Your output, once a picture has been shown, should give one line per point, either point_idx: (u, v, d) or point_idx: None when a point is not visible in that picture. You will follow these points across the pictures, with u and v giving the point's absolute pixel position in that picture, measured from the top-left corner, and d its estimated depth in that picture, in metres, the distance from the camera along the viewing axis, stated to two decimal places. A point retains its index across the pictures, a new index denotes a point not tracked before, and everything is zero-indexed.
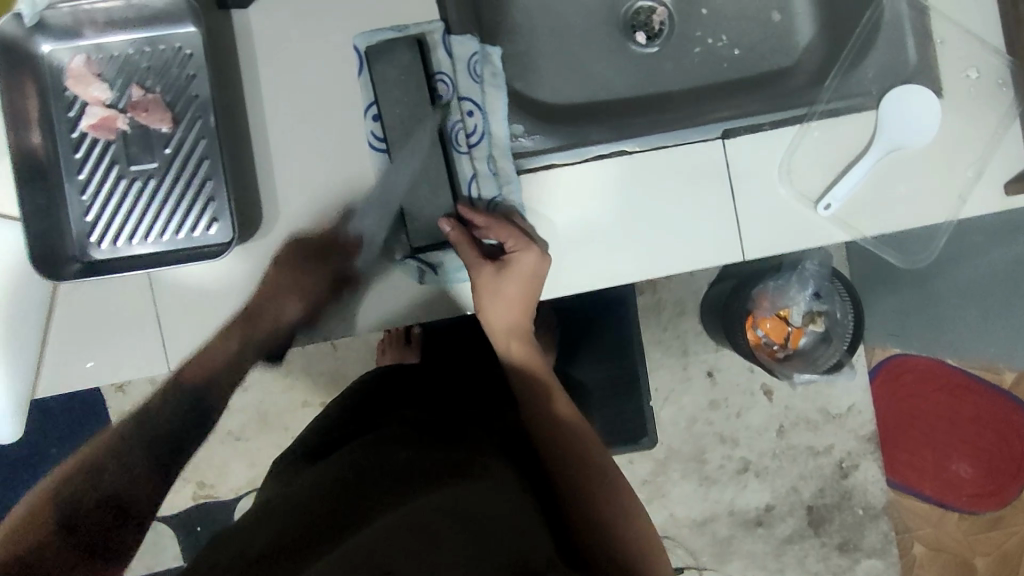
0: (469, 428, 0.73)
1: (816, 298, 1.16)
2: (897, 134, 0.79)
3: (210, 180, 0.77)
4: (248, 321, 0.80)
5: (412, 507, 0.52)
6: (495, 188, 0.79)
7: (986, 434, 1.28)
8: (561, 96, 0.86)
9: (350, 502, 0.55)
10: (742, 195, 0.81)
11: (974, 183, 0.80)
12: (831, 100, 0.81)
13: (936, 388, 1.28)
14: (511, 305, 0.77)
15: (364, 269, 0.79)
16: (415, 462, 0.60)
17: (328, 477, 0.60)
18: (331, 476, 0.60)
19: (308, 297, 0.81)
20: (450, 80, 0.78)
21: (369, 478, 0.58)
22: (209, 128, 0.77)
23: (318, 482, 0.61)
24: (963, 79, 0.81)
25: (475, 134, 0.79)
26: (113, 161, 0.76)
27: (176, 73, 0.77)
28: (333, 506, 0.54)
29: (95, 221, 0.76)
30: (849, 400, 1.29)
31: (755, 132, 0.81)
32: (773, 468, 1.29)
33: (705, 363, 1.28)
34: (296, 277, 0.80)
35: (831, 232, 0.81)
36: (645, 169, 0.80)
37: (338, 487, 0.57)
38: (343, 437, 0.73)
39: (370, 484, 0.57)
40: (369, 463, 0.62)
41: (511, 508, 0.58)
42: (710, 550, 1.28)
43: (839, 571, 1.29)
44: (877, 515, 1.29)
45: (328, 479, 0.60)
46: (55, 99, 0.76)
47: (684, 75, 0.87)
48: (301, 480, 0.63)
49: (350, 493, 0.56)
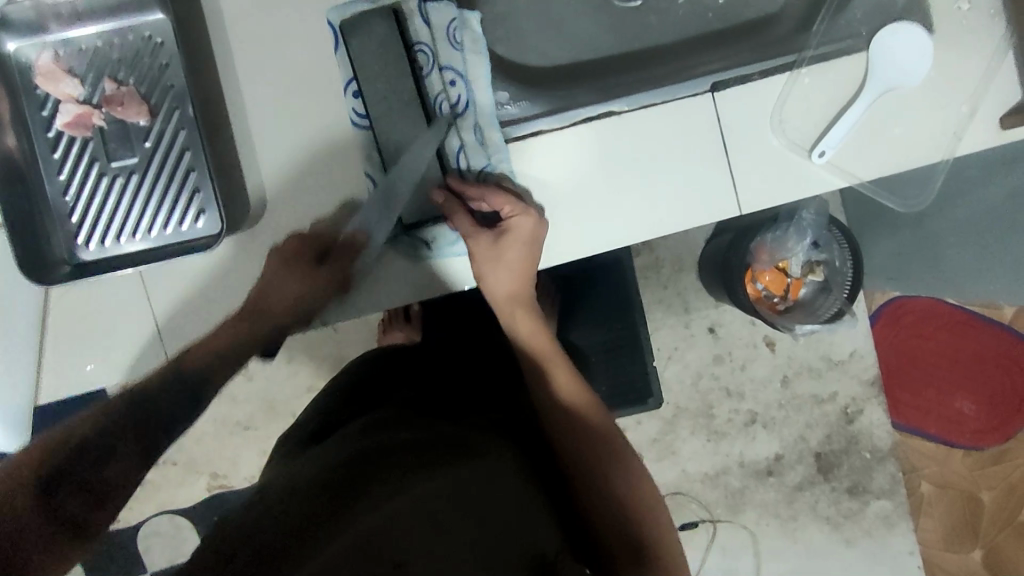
0: (466, 410, 0.71)
1: (814, 248, 1.16)
2: (890, 74, 0.78)
3: (193, 172, 0.75)
4: (256, 317, 0.74)
5: (420, 497, 0.51)
6: (484, 158, 0.77)
7: (988, 369, 1.30)
8: (544, 57, 0.82)
9: (366, 475, 0.54)
10: (735, 150, 0.79)
11: (970, 120, 0.78)
12: (818, 45, 0.79)
13: (934, 327, 1.30)
14: (511, 273, 0.76)
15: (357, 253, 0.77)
16: (418, 444, 0.59)
17: (329, 460, 0.59)
18: (332, 460, 0.59)
19: (311, 281, 0.75)
20: (430, 51, 0.76)
21: (371, 460, 0.56)
22: (188, 118, 0.75)
23: (325, 459, 0.60)
24: (955, 13, 0.79)
25: (460, 104, 0.76)
26: (94, 158, 0.74)
27: (148, 63, 0.75)
28: (341, 482, 0.53)
29: (80, 222, 0.74)
30: (852, 345, 1.29)
31: (743, 83, 0.79)
32: (779, 419, 1.30)
33: (707, 319, 1.28)
34: (296, 275, 0.75)
35: (827, 180, 0.80)
36: (635, 130, 0.79)
37: (339, 469, 0.56)
38: (338, 425, 0.72)
39: (383, 457, 0.57)
40: (374, 441, 0.60)
41: (511, 503, 0.57)
42: (723, 502, 1.29)
43: (850, 514, 1.29)
44: (884, 456, 1.30)
45: (331, 458, 0.59)
46: (27, 99, 0.74)
47: (670, 28, 0.82)
48: (299, 467, 0.62)
49: (353, 473, 0.54)
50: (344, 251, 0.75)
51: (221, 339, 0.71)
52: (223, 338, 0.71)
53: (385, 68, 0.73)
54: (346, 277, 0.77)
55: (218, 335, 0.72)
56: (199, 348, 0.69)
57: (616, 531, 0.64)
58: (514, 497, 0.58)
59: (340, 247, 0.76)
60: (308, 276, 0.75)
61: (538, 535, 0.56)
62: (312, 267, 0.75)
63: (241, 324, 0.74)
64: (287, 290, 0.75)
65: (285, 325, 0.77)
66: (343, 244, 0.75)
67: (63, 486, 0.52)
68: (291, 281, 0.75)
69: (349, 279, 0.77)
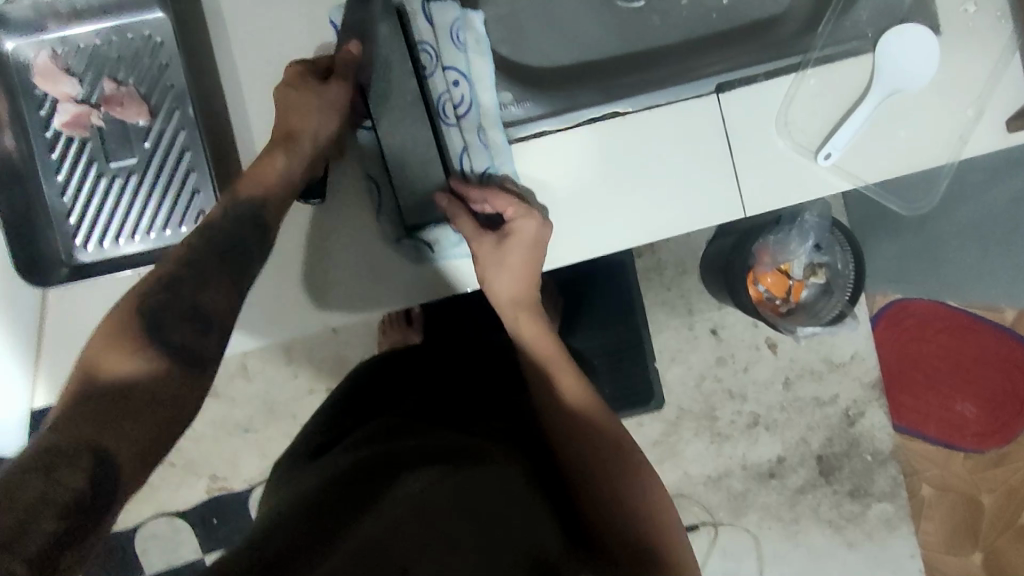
0: (472, 416, 0.71)
1: (816, 251, 1.15)
2: (896, 76, 0.77)
3: (194, 172, 0.74)
4: (291, 142, 0.69)
5: (426, 500, 0.51)
6: (487, 160, 0.76)
7: (990, 372, 1.30)
8: (547, 59, 0.81)
9: (372, 480, 0.53)
10: (740, 153, 0.79)
11: (976, 122, 0.78)
12: (823, 47, 0.79)
13: (936, 330, 1.29)
14: (514, 277, 0.75)
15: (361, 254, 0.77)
16: (427, 449, 0.59)
17: (335, 467, 0.59)
18: (340, 467, 0.58)
19: (334, 107, 0.72)
20: (434, 50, 0.75)
21: (376, 466, 0.56)
22: (189, 118, 0.74)
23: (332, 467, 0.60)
24: (961, 15, 0.78)
25: (463, 104, 0.76)
26: (92, 158, 0.73)
27: (148, 63, 0.74)
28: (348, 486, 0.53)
29: (79, 223, 0.74)
30: (854, 347, 1.29)
31: (749, 84, 0.79)
32: (782, 421, 1.29)
33: (709, 321, 1.27)
34: (310, 94, 0.70)
35: (833, 182, 0.79)
36: (639, 133, 0.78)
37: (344, 475, 0.55)
38: (344, 434, 0.72)
39: (389, 463, 0.56)
40: (381, 449, 0.60)
41: (518, 509, 0.57)
42: (725, 505, 1.29)
43: (851, 517, 1.29)
44: (886, 459, 1.29)
45: (338, 466, 0.59)
46: (25, 98, 0.73)
47: (673, 30, 0.82)
48: (306, 476, 0.62)
49: (357, 480, 0.54)
50: (346, 65, 0.71)
51: (273, 166, 0.68)
52: (271, 167, 0.68)
53: (388, 67, 0.72)
54: (359, 87, 0.73)
55: (271, 160, 0.68)
56: (250, 182, 0.66)
57: (621, 533, 0.64)
58: (521, 504, 0.58)
59: (341, 62, 0.71)
60: (318, 92, 0.70)
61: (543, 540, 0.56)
62: (311, 81, 0.71)
63: (281, 145, 0.69)
64: (317, 122, 0.71)
65: (318, 159, 0.72)
66: (343, 58, 0.71)
67: (164, 322, 0.51)
68: (303, 96, 0.70)
69: (362, 88, 0.73)
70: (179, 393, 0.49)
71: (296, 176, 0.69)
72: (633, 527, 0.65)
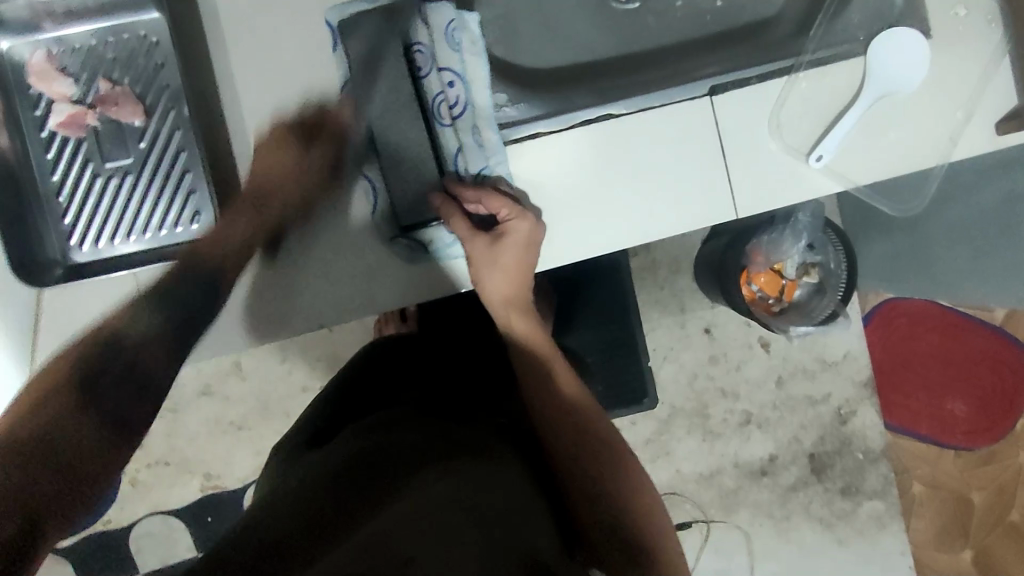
0: (466, 409, 0.72)
1: (809, 250, 1.16)
2: (887, 79, 0.78)
3: (190, 172, 0.75)
4: (259, 202, 0.75)
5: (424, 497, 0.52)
6: (482, 160, 0.76)
7: (980, 371, 1.31)
8: (541, 59, 0.81)
9: (369, 479, 0.54)
10: (733, 155, 0.79)
11: (965, 125, 0.79)
12: (817, 49, 0.79)
13: (925, 329, 1.31)
14: (507, 276, 0.76)
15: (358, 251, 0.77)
16: (418, 443, 0.59)
17: (329, 461, 0.60)
18: (334, 460, 0.59)
19: (297, 173, 0.76)
20: (429, 51, 0.75)
21: (377, 463, 0.57)
22: (184, 118, 0.74)
23: (326, 460, 0.60)
24: (951, 18, 0.79)
25: (458, 105, 0.75)
26: (87, 158, 0.73)
27: (143, 62, 0.74)
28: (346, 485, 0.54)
29: (74, 223, 0.74)
30: (845, 347, 1.30)
31: (740, 87, 0.79)
32: (774, 419, 1.30)
33: (702, 320, 1.28)
34: (288, 161, 0.75)
35: (823, 184, 0.80)
36: (632, 134, 0.79)
37: (346, 472, 0.56)
38: (338, 426, 0.73)
39: (383, 459, 0.57)
40: (373, 441, 0.61)
41: (513, 497, 0.58)
42: (717, 503, 1.30)
43: (843, 515, 1.30)
44: (877, 458, 1.30)
45: (333, 458, 0.60)
46: (20, 97, 0.73)
47: (666, 29, 0.82)
48: (301, 467, 0.62)
49: (359, 479, 0.55)
50: (333, 121, 0.75)
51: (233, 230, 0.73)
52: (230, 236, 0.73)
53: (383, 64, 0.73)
54: (337, 153, 0.77)
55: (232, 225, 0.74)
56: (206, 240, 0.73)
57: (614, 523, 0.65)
58: (516, 492, 0.59)
59: (329, 120, 0.75)
60: (299, 159, 0.76)
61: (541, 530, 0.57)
62: (301, 141, 0.76)
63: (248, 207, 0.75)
64: (282, 160, 0.75)
65: (275, 220, 0.75)
66: (332, 114, 0.75)
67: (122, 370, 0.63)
68: (286, 149, 0.75)
69: (340, 162, 0.77)
70: (111, 417, 0.60)
71: (241, 234, 0.73)
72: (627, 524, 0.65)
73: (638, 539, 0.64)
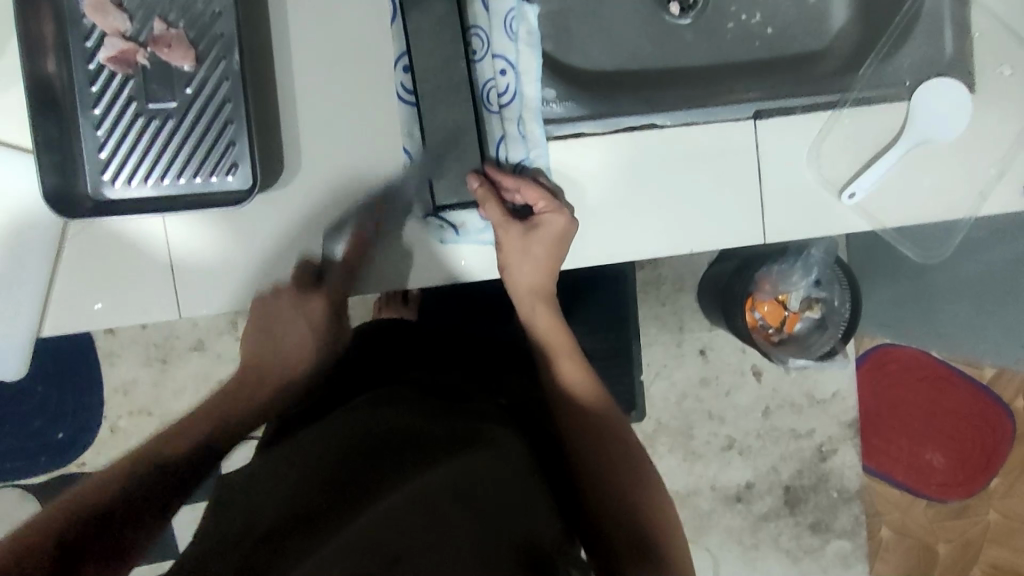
0: (479, 392, 0.71)
1: (816, 285, 1.17)
2: (926, 127, 0.80)
3: (232, 125, 0.73)
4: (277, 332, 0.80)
5: (422, 484, 0.52)
6: (524, 152, 0.77)
7: (964, 427, 1.32)
8: (590, 62, 0.83)
9: (367, 473, 0.54)
10: (768, 179, 0.80)
11: (996, 182, 0.80)
12: (864, 89, 0.80)
13: (917, 377, 1.32)
14: (537, 266, 0.76)
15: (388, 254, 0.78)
16: (421, 432, 0.59)
17: (334, 444, 0.59)
18: (339, 445, 0.59)
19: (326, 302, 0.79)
20: (486, 36, 0.75)
21: (383, 450, 0.57)
22: (233, 70, 0.73)
23: (331, 441, 0.60)
24: (997, 76, 0.80)
25: (507, 94, 0.76)
26: (132, 97, 0.73)
27: (201, 8, 0.73)
28: (346, 479, 0.54)
29: (109, 158, 0.73)
30: (835, 386, 1.32)
31: (785, 114, 0.80)
32: (755, 448, 1.31)
33: (698, 341, 1.29)
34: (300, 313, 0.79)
35: (853, 221, 0.81)
36: (672, 146, 0.79)
37: (348, 459, 0.56)
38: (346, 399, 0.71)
39: (384, 451, 0.56)
40: (378, 428, 0.60)
41: (516, 487, 0.58)
42: (689, 522, 1.31)
43: (810, 550, 1.32)
44: (851, 498, 1.32)
45: (338, 441, 0.60)
46: (72, 26, 0.72)
47: (713, 51, 0.84)
48: (306, 442, 0.62)
49: (359, 469, 0.55)
50: (337, 271, 0.77)
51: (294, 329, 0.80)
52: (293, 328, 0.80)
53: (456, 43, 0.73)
54: (350, 268, 0.77)
55: (293, 323, 0.80)
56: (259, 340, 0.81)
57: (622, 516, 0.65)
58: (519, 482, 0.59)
59: (331, 268, 0.77)
60: (295, 303, 0.78)
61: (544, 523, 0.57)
62: (309, 288, 0.78)
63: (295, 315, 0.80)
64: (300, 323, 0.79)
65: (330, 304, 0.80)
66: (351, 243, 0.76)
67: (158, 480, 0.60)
68: (288, 313, 0.79)
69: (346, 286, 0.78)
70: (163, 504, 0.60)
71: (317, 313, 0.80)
72: (635, 524, 0.65)
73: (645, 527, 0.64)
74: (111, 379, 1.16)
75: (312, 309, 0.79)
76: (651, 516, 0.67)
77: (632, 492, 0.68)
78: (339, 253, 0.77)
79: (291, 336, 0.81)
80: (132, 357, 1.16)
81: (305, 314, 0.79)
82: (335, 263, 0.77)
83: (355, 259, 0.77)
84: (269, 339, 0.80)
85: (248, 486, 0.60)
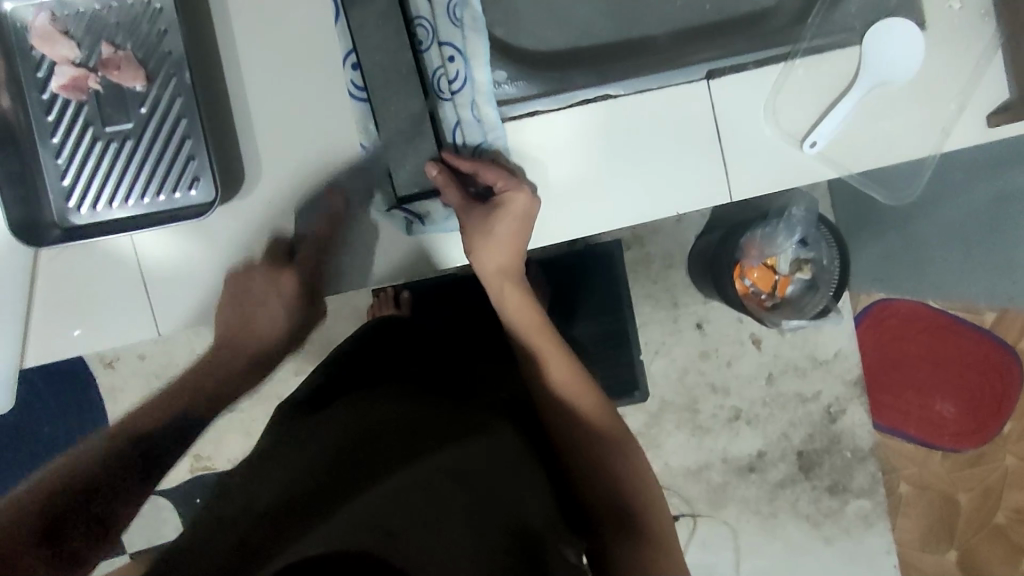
0: (472, 385, 0.71)
1: (802, 246, 1.16)
2: (881, 69, 0.79)
3: (189, 139, 0.74)
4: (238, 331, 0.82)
5: (417, 471, 0.52)
6: (481, 135, 0.78)
7: (972, 374, 1.30)
8: (542, 42, 0.80)
9: (363, 458, 0.54)
10: (729, 139, 0.81)
11: (958, 116, 0.80)
12: (812, 38, 0.80)
13: (918, 330, 1.30)
14: (503, 245, 0.76)
15: (359, 254, 0.79)
16: (416, 417, 0.59)
17: (328, 434, 0.59)
18: (333, 434, 0.58)
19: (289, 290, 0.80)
20: (431, 25, 0.76)
21: (375, 434, 0.56)
22: (185, 85, 0.74)
23: (326, 431, 0.60)
24: (945, 11, 0.80)
25: (458, 80, 0.76)
26: (88, 122, 0.74)
27: (146, 29, 0.74)
28: (341, 464, 0.53)
29: (72, 185, 0.74)
30: (836, 345, 1.31)
31: (738, 71, 0.80)
32: (763, 416, 1.31)
33: (694, 316, 1.29)
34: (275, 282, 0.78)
35: (818, 170, 0.82)
36: (628, 116, 0.79)
37: (345, 439, 0.57)
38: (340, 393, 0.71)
39: (380, 437, 0.56)
40: (372, 416, 0.60)
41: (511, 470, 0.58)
42: (705, 497, 1.31)
43: (830, 512, 1.31)
44: (865, 456, 1.32)
45: (333, 430, 0.59)
46: (21, 59, 0.73)
47: None
48: (302, 434, 0.62)
49: (355, 454, 0.54)
50: (311, 245, 0.77)
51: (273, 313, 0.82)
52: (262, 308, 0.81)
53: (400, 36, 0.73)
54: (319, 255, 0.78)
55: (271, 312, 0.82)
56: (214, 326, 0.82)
57: (608, 496, 0.66)
58: (514, 465, 0.59)
59: (306, 243, 0.77)
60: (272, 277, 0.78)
61: (539, 504, 0.57)
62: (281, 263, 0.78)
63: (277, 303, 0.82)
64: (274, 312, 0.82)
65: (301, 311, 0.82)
66: (310, 240, 0.77)
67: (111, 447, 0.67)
68: (258, 281, 0.78)
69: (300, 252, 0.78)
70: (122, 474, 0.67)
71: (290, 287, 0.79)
72: (618, 496, 0.66)
73: (630, 503, 0.66)
74: (114, 414, 1.17)
75: (284, 285, 0.79)
76: (639, 492, 0.67)
77: (622, 470, 0.68)
78: (314, 216, 0.77)
79: (260, 306, 0.80)
80: (132, 389, 1.17)
81: (280, 286, 0.79)
82: (308, 234, 0.77)
83: (328, 226, 0.77)
84: (244, 315, 0.80)
85: (243, 477, 0.60)
